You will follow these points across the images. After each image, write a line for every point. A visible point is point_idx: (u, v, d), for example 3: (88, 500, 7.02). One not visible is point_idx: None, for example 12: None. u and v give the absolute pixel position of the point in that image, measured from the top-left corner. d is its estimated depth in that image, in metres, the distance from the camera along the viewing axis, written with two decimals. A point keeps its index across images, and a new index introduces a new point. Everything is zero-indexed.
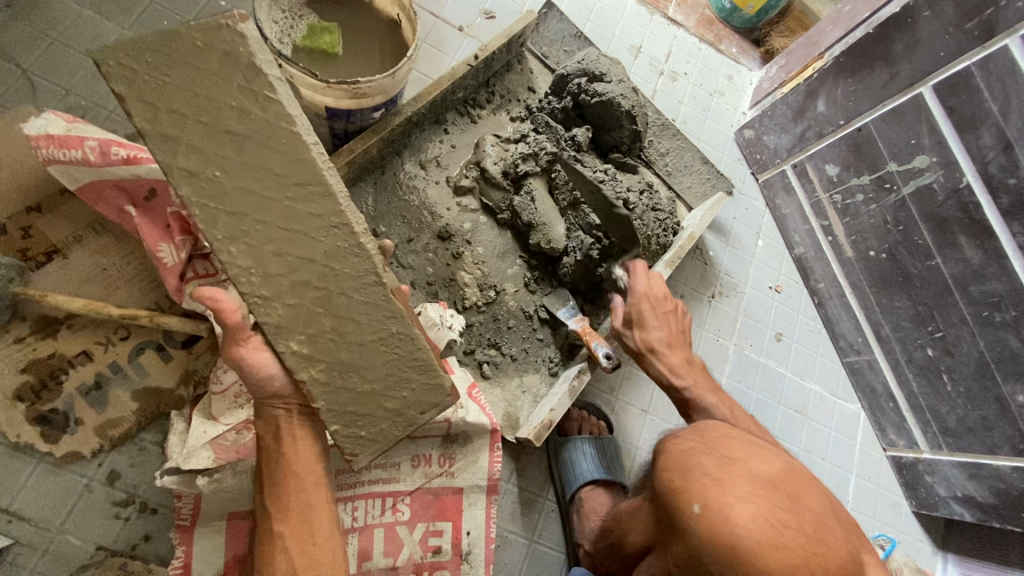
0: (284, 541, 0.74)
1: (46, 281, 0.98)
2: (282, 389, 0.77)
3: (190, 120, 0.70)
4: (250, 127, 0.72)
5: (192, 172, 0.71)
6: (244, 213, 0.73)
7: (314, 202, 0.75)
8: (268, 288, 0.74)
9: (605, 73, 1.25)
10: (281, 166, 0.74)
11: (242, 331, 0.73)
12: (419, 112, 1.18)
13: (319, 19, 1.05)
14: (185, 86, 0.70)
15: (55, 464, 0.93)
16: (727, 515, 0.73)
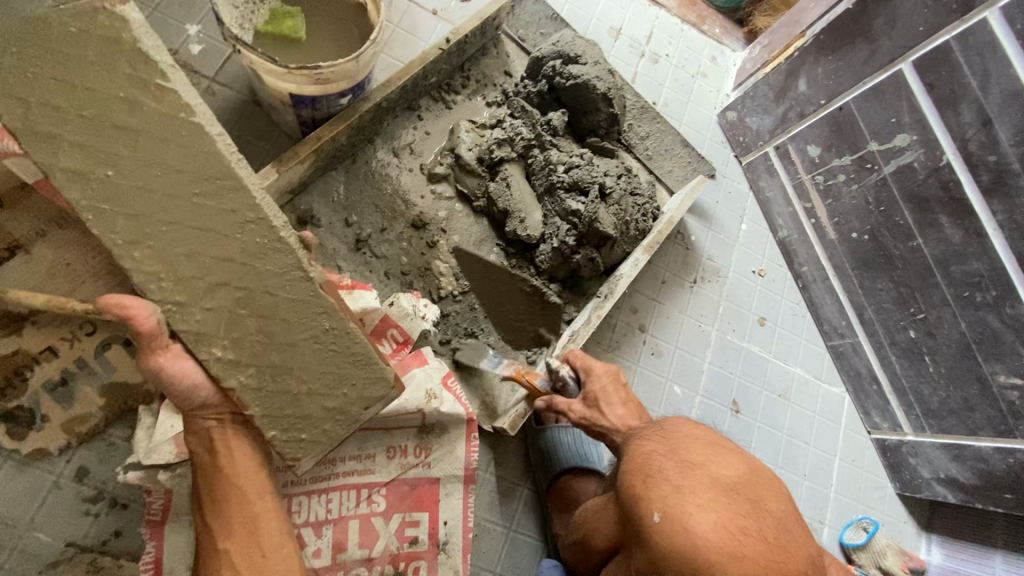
0: (231, 558, 0.75)
1: (10, 276, 0.97)
2: (208, 398, 0.76)
3: (72, 114, 0.68)
4: (141, 119, 0.70)
5: (79, 172, 0.69)
6: (147, 213, 0.71)
7: (223, 196, 0.73)
8: (182, 294, 0.73)
9: (580, 54, 1.22)
10: (180, 161, 0.71)
11: (159, 341, 0.72)
12: (390, 98, 1.16)
13: (280, 2, 1.01)
14: (64, 77, 0.67)
15: (23, 461, 0.93)
16: (687, 525, 0.69)
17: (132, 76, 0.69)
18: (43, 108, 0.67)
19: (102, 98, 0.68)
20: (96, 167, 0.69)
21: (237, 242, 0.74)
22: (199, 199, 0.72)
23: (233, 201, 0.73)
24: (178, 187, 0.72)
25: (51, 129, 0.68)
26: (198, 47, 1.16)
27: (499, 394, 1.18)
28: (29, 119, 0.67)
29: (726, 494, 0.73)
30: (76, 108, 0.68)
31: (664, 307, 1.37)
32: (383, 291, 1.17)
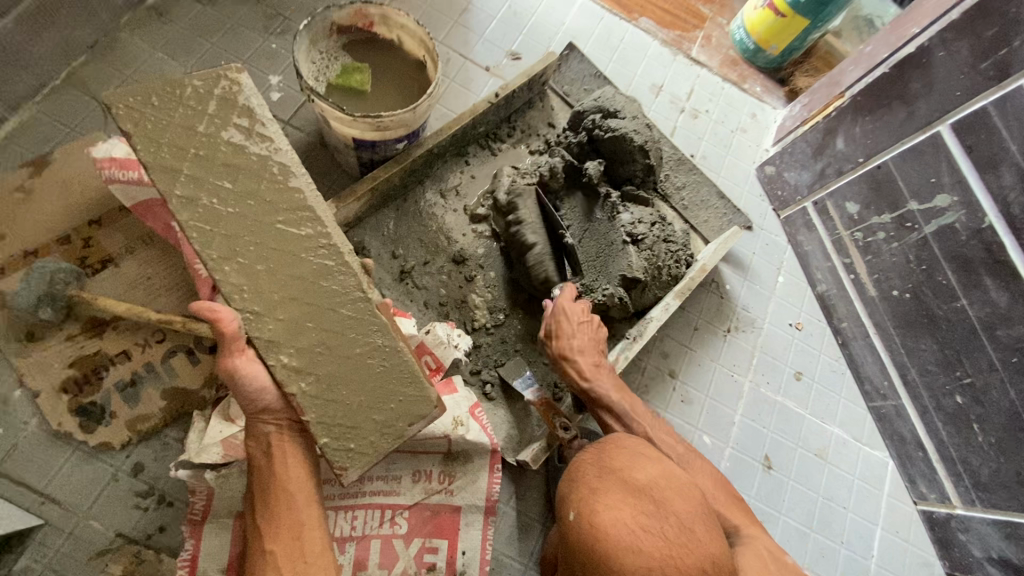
0: (275, 560, 0.79)
1: (99, 286, 1.10)
2: (271, 402, 0.83)
3: (189, 153, 0.81)
4: (242, 160, 0.83)
5: (189, 200, 0.81)
6: (238, 235, 0.82)
7: (305, 224, 0.85)
8: (258, 305, 0.82)
9: (619, 110, 1.30)
10: (274, 195, 0.84)
11: (235, 344, 0.81)
12: (440, 145, 1.27)
13: (352, 59, 1.15)
14: (187, 124, 0.81)
15: (89, 453, 1.03)
16: (591, 517, 0.77)
17: (243, 126, 0.83)
18: (168, 148, 0.81)
19: (213, 141, 0.82)
20: (200, 196, 0.82)
21: (309, 265, 0.85)
22: (281, 225, 0.84)
23: (310, 230, 0.85)
24: (265, 214, 0.83)
25: (173, 164, 0.81)
26: (278, 95, 1.32)
27: (526, 427, 1.21)
28: (157, 155, 0.81)
29: (633, 496, 0.79)
30: (194, 149, 0.81)
31: (695, 353, 1.38)
32: (421, 319, 1.24)
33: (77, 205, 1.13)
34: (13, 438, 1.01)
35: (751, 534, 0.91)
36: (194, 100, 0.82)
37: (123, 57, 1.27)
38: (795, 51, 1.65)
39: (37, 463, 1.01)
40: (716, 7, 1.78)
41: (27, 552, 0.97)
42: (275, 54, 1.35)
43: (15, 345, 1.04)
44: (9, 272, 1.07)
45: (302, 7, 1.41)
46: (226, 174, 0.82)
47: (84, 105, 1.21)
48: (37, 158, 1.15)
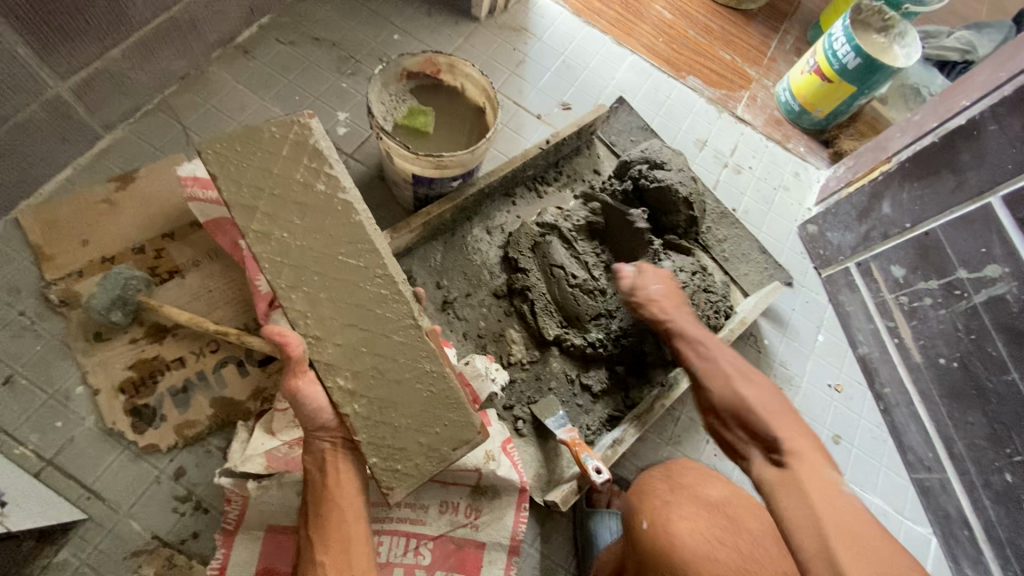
0: (324, 571, 0.80)
1: (165, 294, 1.17)
2: (328, 421, 0.87)
3: (267, 192, 0.90)
4: (311, 197, 0.92)
5: (264, 234, 0.89)
6: (304, 266, 0.89)
7: (362, 256, 0.92)
8: (319, 330, 0.88)
9: (666, 161, 1.34)
10: (335, 228, 0.92)
11: (300, 365, 0.86)
12: (491, 185, 1.33)
13: (417, 102, 1.23)
14: (265, 166, 0.91)
15: (137, 453, 1.07)
16: (667, 529, 0.90)
17: (313, 168, 0.93)
18: (248, 188, 0.90)
19: (287, 181, 0.92)
20: (273, 231, 0.90)
21: (367, 292, 0.91)
22: (341, 258, 0.91)
23: (367, 260, 0.91)
24: (331, 246, 0.91)
25: (250, 202, 0.90)
26: (344, 129, 1.41)
27: (555, 466, 1.20)
28: (238, 193, 0.89)
29: (704, 510, 0.93)
30: (271, 189, 0.91)
31: None
32: (459, 350, 1.27)
33: (156, 219, 1.22)
34: (69, 433, 1.06)
35: (796, 454, 0.79)
36: (274, 144, 0.92)
37: (209, 88, 1.39)
38: (840, 115, 1.68)
39: (88, 459, 1.05)
40: (762, 70, 1.84)
41: (69, 545, 1.00)
42: (345, 93, 1.45)
43: (83, 344, 1.11)
44: (86, 276, 1.15)
45: (373, 52, 1.53)
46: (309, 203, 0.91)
47: (170, 128, 1.33)
48: (125, 173, 1.25)
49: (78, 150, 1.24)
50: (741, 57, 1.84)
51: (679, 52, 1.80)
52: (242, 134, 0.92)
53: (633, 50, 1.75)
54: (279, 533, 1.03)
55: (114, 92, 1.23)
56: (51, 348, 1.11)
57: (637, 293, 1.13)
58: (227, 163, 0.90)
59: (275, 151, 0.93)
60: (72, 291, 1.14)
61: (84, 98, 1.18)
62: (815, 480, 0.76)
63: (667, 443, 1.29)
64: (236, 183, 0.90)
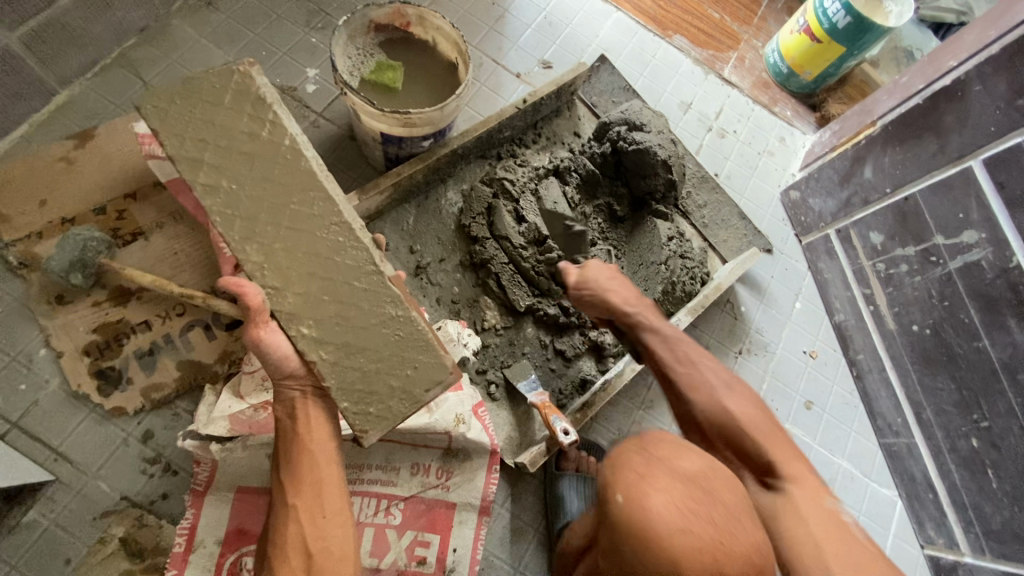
0: (297, 512, 0.80)
1: (128, 256, 1.14)
2: (295, 369, 0.86)
3: (211, 144, 0.86)
4: (256, 146, 0.87)
5: (211, 186, 0.86)
6: (255, 217, 0.86)
7: (316, 205, 0.88)
8: (278, 280, 0.86)
9: (645, 123, 1.30)
10: (285, 176, 0.88)
11: (262, 315, 0.84)
12: (465, 146, 1.29)
13: (386, 56, 1.18)
14: (208, 117, 0.87)
15: (103, 416, 1.06)
16: (643, 505, 0.67)
17: (256, 116, 0.88)
18: (191, 141, 0.86)
19: (231, 132, 0.87)
20: (221, 182, 0.86)
21: (323, 240, 0.88)
22: (295, 206, 0.87)
23: (321, 209, 0.88)
24: (283, 196, 0.87)
25: (195, 155, 0.86)
26: (313, 87, 1.37)
27: (526, 429, 1.21)
28: (181, 147, 0.86)
29: (681, 483, 0.71)
30: (214, 140, 0.86)
31: None
32: (432, 316, 1.25)
33: (116, 179, 1.18)
34: (34, 395, 1.05)
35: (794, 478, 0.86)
36: (213, 95, 0.87)
37: (171, 42, 1.32)
38: (828, 78, 1.64)
39: (54, 422, 1.05)
40: (751, 29, 1.78)
41: (37, 506, 1.00)
42: (314, 48, 1.39)
43: (45, 307, 1.09)
44: (45, 237, 1.12)
45: (345, 4, 1.45)
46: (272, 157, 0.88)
47: (130, 84, 1.27)
48: (83, 131, 1.20)
49: (32, 106, 1.19)
50: (731, 16, 1.78)
51: (666, 9, 1.73)
52: (174, 87, 0.87)
53: (619, 8, 1.69)
54: (249, 494, 1.04)
55: (67, 45, 1.17)
56: (11, 311, 1.08)
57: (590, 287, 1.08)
58: (157, 120, 0.85)
59: (216, 100, 0.87)
60: (30, 253, 1.11)
61: (35, 51, 1.12)
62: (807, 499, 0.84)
63: (641, 407, 1.30)
64: (179, 135, 0.86)
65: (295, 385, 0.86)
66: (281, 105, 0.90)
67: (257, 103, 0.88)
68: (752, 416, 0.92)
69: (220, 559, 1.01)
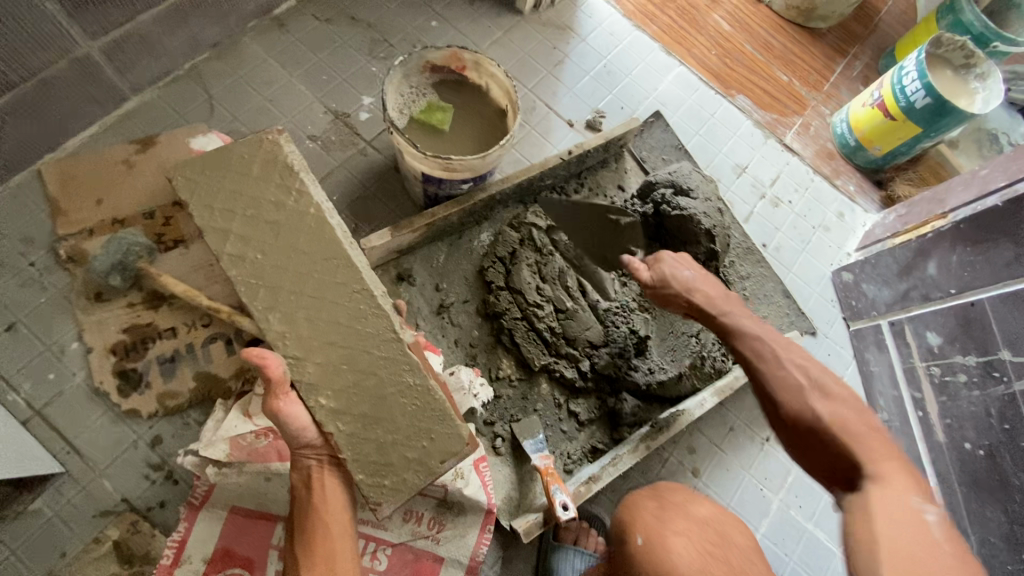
0: None
1: (167, 262, 1.18)
2: (313, 440, 0.86)
3: (239, 215, 0.89)
4: (283, 215, 0.90)
5: (238, 257, 0.88)
6: (280, 286, 0.88)
7: (339, 271, 0.89)
8: (300, 349, 0.86)
9: (692, 189, 1.25)
10: (317, 244, 0.90)
11: (282, 386, 0.84)
12: (504, 192, 1.27)
13: (437, 97, 1.18)
14: (236, 187, 0.90)
15: (119, 416, 1.09)
16: (663, 542, 0.88)
17: (283, 185, 0.91)
18: (220, 212, 0.89)
19: (259, 201, 0.90)
20: (247, 253, 0.89)
21: (345, 308, 0.89)
22: (316, 276, 0.88)
23: (345, 275, 0.89)
24: (303, 265, 0.89)
25: (223, 226, 0.89)
26: (366, 115, 1.39)
27: (527, 490, 1.16)
28: (211, 219, 0.89)
29: (695, 525, 0.92)
30: (242, 210, 0.89)
31: (723, 457, 1.28)
32: (447, 358, 1.23)
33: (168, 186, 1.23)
34: (61, 385, 1.10)
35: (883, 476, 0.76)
36: (243, 163, 0.91)
37: (240, 58, 1.38)
38: (899, 156, 1.53)
39: (73, 414, 1.08)
40: (820, 96, 1.70)
41: (43, 495, 1.03)
42: (373, 78, 1.42)
43: (84, 302, 1.14)
44: (95, 235, 1.18)
45: (409, 37, 1.48)
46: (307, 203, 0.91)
47: (196, 96, 1.33)
48: (146, 137, 1.26)
49: (105, 109, 1.26)
50: (800, 80, 1.70)
51: (731, 68, 1.68)
52: (195, 162, 0.90)
53: (682, 62, 1.65)
54: (241, 515, 1.05)
55: (143, 55, 1.23)
56: (54, 302, 1.14)
57: (671, 283, 1.07)
58: (183, 193, 0.89)
59: (243, 171, 0.91)
60: (79, 248, 1.16)
61: (113, 59, 1.19)
62: (896, 504, 0.73)
63: (651, 484, 1.23)
64: (211, 207, 0.89)
65: (313, 455, 0.88)
66: (307, 174, 0.93)
67: (285, 171, 0.91)
68: (846, 419, 0.83)
69: None
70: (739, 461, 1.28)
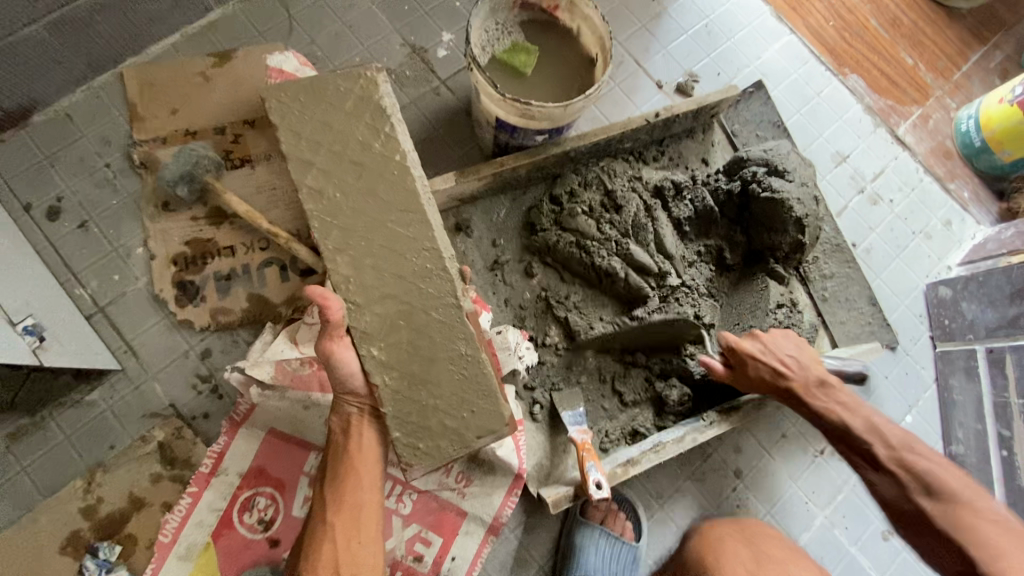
0: (334, 532, 0.84)
1: (233, 181, 1.17)
2: (357, 387, 0.84)
3: (324, 148, 0.87)
4: (370, 159, 0.87)
5: (317, 191, 0.86)
6: (353, 228, 0.85)
7: (412, 226, 0.86)
8: (361, 297, 0.84)
9: (789, 171, 1.13)
10: (389, 193, 0.87)
11: (336, 330, 0.82)
12: (579, 150, 1.19)
13: (523, 38, 1.10)
14: (326, 118, 0.88)
15: (173, 325, 1.12)
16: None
17: (373, 126, 0.88)
18: (305, 140, 0.87)
19: (346, 137, 0.87)
20: (327, 190, 0.86)
21: (411, 264, 0.85)
22: (391, 225, 0.86)
23: (417, 231, 0.86)
24: (381, 212, 0.86)
25: (306, 156, 0.86)
26: (444, 52, 1.32)
27: (559, 461, 1.13)
28: (296, 145, 0.86)
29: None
30: (327, 144, 0.87)
31: (771, 462, 1.20)
32: (495, 316, 1.19)
33: (240, 104, 1.21)
34: (123, 288, 1.13)
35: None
36: (334, 97, 0.89)
37: None
38: None
39: (132, 317, 1.12)
40: (948, 86, 1.49)
41: (99, 389, 1.08)
42: (455, 13, 1.34)
43: (152, 210, 1.16)
44: (168, 144, 1.18)
45: None
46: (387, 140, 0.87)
47: (275, 14, 1.28)
48: (224, 51, 1.24)
49: (187, 18, 1.24)
50: (927, 65, 1.50)
51: (849, 43, 1.49)
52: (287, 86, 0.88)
53: (793, 31, 1.48)
54: (279, 437, 1.07)
55: None
56: (124, 206, 1.16)
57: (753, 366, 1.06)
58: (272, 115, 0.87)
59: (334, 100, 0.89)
60: (152, 156, 1.18)
61: None
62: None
63: (689, 477, 1.18)
64: (296, 131, 0.87)
65: (354, 402, 0.86)
66: (397, 118, 0.90)
67: (378, 112, 0.88)
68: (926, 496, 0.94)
69: (237, 492, 1.05)
70: (793, 467, 1.20)
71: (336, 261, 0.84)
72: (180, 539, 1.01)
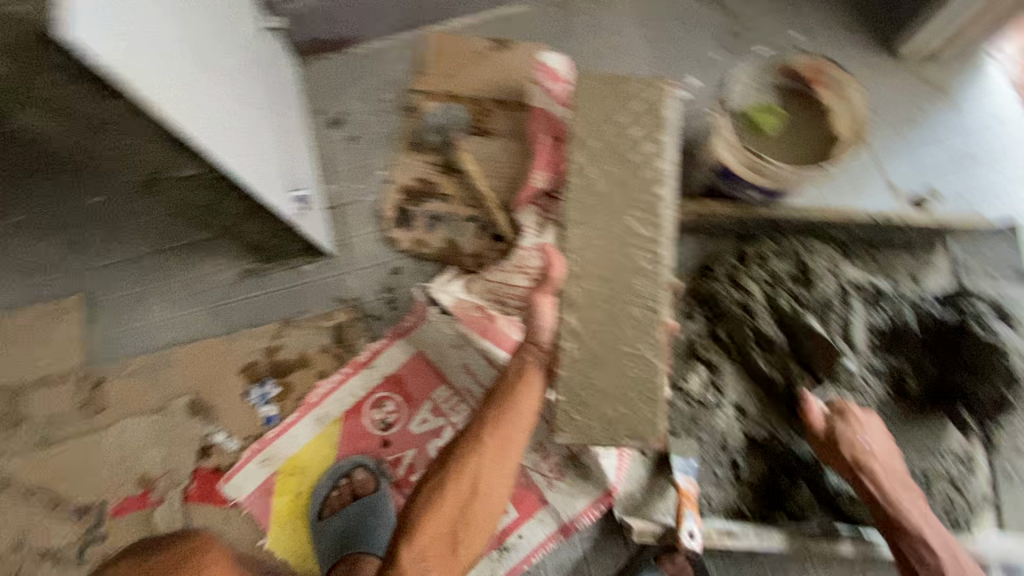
0: (484, 451, 0.94)
1: (471, 144, 1.37)
2: (542, 339, 0.93)
3: (605, 134, 0.90)
4: (639, 156, 0.89)
5: (579, 165, 0.89)
6: (597, 210, 0.88)
7: (648, 227, 0.87)
8: (582, 268, 0.87)
9: (1017, 322, 1.09)
10: (639, 190, 0.88)
11: (548, 286, 0.91)
12: (789, 222, 1.19)
13: (773, 100, 1.14)
14: (612, 111, 0.90)
15: (382, 239, 1.33)
16: None
17: (648, 127, 0.90)
18: (587, 123, 0.90)
19: (621, 130, 0.90)
20: (591, 168, 0.89)
21: (634, 260, 0.87)
22: (631, 219, 0.87)
23: (649, 233, 0.87)
24: (625, 205, 0.88)
25: (583, 135, 0.90)
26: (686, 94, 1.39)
27: (652, 500, 1.13)
28: (580, 125, 0.90)
29: None
30: (608, 132, 0.89)
31: None
32: None
33: (501, 86, 1.40)
34: (359, 196, 1.37)
35: None
36: (628, 95, 0.91)
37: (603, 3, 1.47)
38: None
39: (356, 221, 1.35)
40: None
41: (313, 264, 1.32)
42: (709, 64, 1.41)
43: (403, 145, 1.39)
44: (435, 99, 1.41)
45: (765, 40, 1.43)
46: (651, 140, 0.90)
47: (555, 22, 1.46)
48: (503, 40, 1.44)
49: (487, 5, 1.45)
50: None
51: None
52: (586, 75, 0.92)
53: None
54: (423, 360, 1.24)
55: None
56: (384, 135, 1.41)
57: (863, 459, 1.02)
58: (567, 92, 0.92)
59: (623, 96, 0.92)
60: (419, 104, 1.41)
61: None
62: None
63: None
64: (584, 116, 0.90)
65: (535, 351, 0.95)
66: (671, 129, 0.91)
67: (658, 121, 0.90)
68: None
69: (375, 388, 1.23)
70: None
71: (570, 232, 0.88)
72: (324, 403, 1.22)
